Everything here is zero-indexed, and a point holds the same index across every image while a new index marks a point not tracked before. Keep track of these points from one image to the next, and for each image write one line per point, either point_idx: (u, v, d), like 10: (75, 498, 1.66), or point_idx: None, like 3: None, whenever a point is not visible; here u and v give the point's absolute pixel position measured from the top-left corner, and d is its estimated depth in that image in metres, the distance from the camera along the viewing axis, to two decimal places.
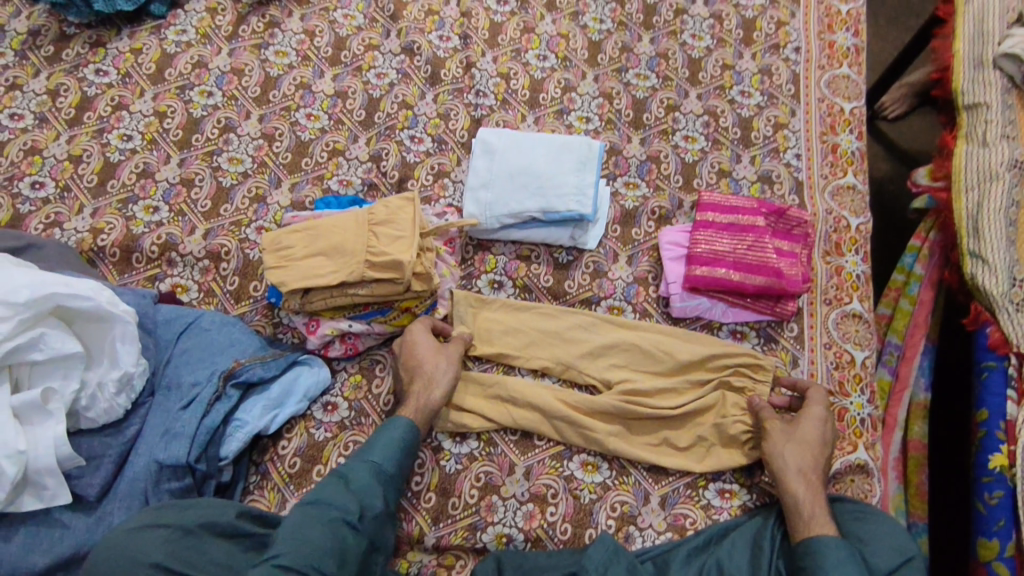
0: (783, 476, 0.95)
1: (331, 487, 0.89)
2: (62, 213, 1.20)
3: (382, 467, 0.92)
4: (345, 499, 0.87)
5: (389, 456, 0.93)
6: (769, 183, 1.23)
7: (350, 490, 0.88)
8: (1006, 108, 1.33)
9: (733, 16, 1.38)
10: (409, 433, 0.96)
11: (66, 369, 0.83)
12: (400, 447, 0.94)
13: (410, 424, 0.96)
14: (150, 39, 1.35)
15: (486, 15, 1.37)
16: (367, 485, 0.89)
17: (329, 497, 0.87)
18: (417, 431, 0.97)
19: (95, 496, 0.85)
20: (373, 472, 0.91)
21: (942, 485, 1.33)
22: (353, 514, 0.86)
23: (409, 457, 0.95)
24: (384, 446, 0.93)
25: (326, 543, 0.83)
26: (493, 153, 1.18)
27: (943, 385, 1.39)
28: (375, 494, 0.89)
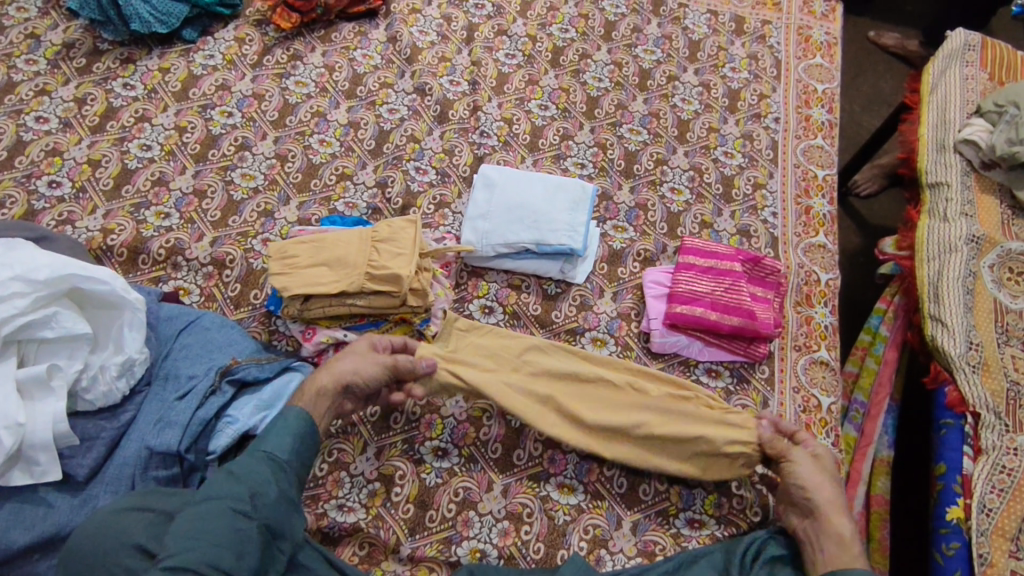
0: (820, 506, 0.97)
1: (220, 479, 0.85)
2: (75, 212, 1.24)
3: (275, 455, 0.89)
4: (236, 490, 0.83)
5: (283, 445, 0.90)
6: (747, 237, 1.32)
7: (240, 481, 0.85)
8: (964, 188, 1.45)
9: (720, 86, 1.51)
10: (303, 423, 0.93)
11: (72, 349, 0.87)
12: (295, 434, 0.92)
13: (303, 413, 0.94)
14: (178, 61, 1.44)
15: (495, 65, 1.49)
16: (258, 474, 0.86)
17: (216, 491, 0.83)
18: (313, 421, 0.94)
19: (83, 477, 0.86)
20: (265, 463, 0.87)
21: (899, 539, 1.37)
22: (245, 503, 0.82)
23: (305, 446, 0.92)
24: (278, 436, 0.90)
25: (217, 530, 0.79)
26: (493, 187, 1.27)
27: (906, 445, 1.44)
28: (270, 485, 0.86)
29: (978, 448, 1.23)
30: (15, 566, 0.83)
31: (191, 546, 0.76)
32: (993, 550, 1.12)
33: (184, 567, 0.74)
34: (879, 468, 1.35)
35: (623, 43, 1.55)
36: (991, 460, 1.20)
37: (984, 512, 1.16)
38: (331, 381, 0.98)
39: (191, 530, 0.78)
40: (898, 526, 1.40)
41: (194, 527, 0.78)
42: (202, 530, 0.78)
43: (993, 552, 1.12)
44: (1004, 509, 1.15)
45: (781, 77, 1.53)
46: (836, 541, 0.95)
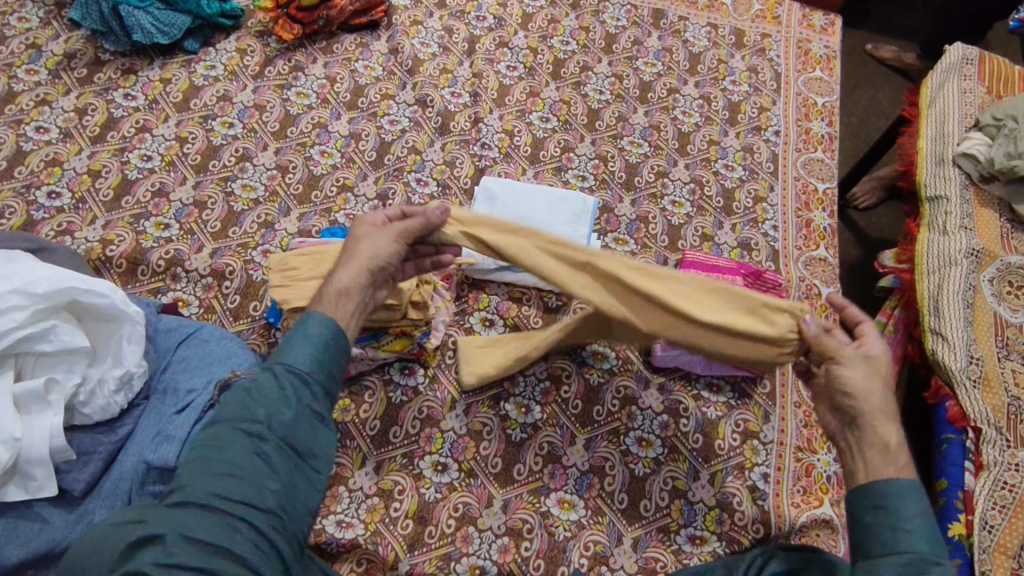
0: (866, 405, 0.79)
1: (234, 400, 0.78)
2: (75, 222, 1.24)
3: (294, 366, 0.80)
4: (252, 409, 0.76)
5: (301, 354, 0.81)
6: (748, 250, 1.32)
7: (256, 398, 0.77)
8: (963, 202, 1.46)
9: (721, 99, 1.51)
10: (323, 329, 0.83)
11: (70, 363, 0.86)
12: (312, 342, 0.82)
13: (322, 318, 0.83)
14: (180, 71, 1.44)
15: (496, 77, 1.49)
16: (274, 391, 0.78)
17: (231, 414, 0.77)
18: (335, 326, 0.84)
19: (80, 492, 0.85)
20: (281, 377, 0.79)
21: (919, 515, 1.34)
22: (259, 424, 0.75)
23: (324, 355, 0.82)
24: (296, 347, 0.81)
25: (229, 458, 0.73)
26: (495, 200, 1.27)
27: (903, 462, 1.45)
28: (288, 400, 0.78)
29: (979, 463, 1.22)
30: None
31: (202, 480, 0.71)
32: (996, 567, 1.11)
33: (196, 504, 0.70)
34: None
35: (624, 55, 1.56)
36: (992, 476, 1.19)
37: (986, 529, 1.15)
38: (351, 275, 0.87)
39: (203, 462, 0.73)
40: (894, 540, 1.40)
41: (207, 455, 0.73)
42: (212, 461, 0.72)
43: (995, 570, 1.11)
44: (1006, 526, 1.15)
45: (781, 90, 1.53)
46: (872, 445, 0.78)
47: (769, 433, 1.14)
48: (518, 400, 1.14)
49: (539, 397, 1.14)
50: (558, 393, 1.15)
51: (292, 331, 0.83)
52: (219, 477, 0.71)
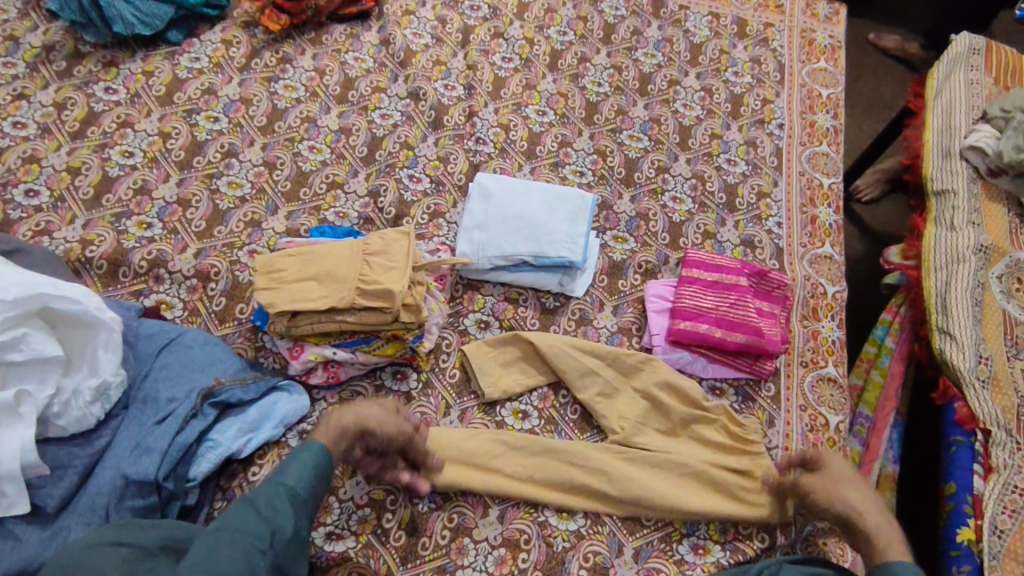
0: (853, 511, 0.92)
1: (234, 512, 0.78)
2: (54, 221, 1.19)
3: (296, 492, 0.83)
4: (256, 524, 0.77)
5: (304, 480, 0.84)
6: (751, 247, 1.28)
7: (261, 516, 0.79)
8: (971, 196, 1.41)
9: (723, 91, 1.46)
10: (324, 458, 0.88)
11: (43, 373, 0.82)
12: (312, 470, 0.86)
13: (323, 448, 0.88)
14: (163, 64, 1.39)
15: (491, 69, 1.44)
16: (281, 512, 0.80)
17: (233, 523, 0.77)
18: (330, 457, 0.89)
19: (54, 508, 0.82)
20: (285, 495, 0.82)
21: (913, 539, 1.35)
22: (265, 540, 0.77)
23: (319, 483, 0.87)
24: (299, 473, 0.85)
25: (235, 568, 0.73)
26: (489, 197, 1.23)
27: (909, 461, 1.41)
28: (290, 522, 0.80)
29: (989, 466, 1.18)
30: None
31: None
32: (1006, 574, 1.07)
33: None
34: (884, 484, 1.30)
35: (623, 46, 1.51)
36: (1002, 479, 1.16)
37: (996, 533, 1.11)
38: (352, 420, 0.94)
39: (207, 566, 0.71)
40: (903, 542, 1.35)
41: (208, 560, 0.72)
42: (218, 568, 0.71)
43: None
44: (1016, 530, 1.11)
45: (785, 81, 1.49)
46: (869, 542, 0.90)
47: (774, 438, 1.10)
48: (515, 405, 1.10)
49: (536, 401, 1.11)
50: (556, 398, 1.12)
51: (292, 455, 0.87)
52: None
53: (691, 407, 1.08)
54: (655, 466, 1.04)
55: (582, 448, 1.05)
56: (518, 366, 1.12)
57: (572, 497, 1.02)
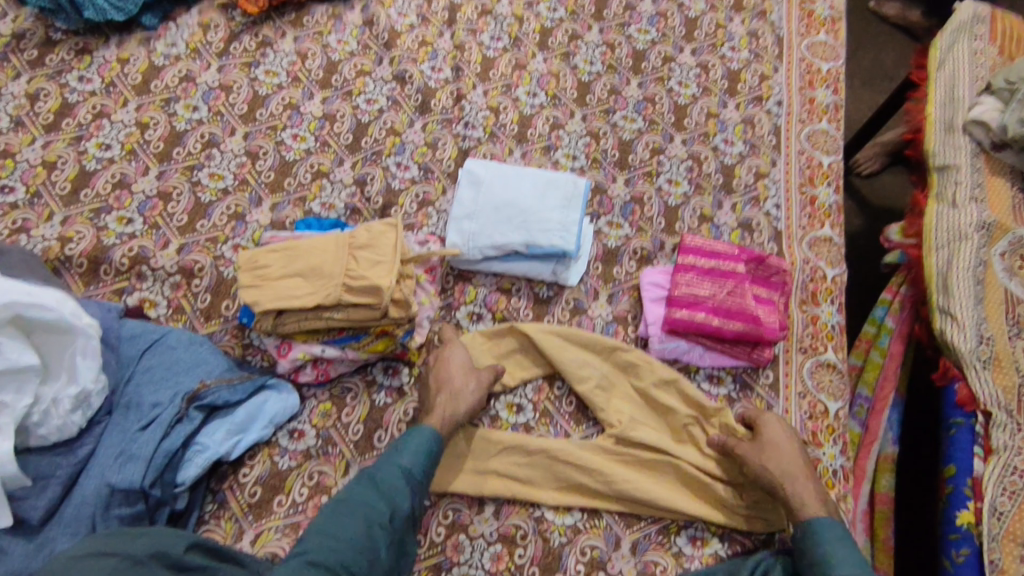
0: (769, 479, 0.96)
1: (361, 487, 0.89)
2: (31, 219, 1.16)
3: (410, 473, 0.91)
4: (376, 500, 0.88)
5: (416, 461, 0.92)
6: (749, 230, 1.25)
7: (379, 493, 0.89)
8: (974, 171, 1.38)
9: (719, 67, 1.42)
10: (434, 441, 0.95)
11: (20, 383, 0.80)
12: (425, 448, 0.94)
13: (434, 430, 0.96)
14: (138, 50, 1.33)
15: (479, 49, 1.39)
16: (396, 490, 0.89)
17: (359, 499, 0.88)
18: (441, 438, 0.96)
19: (38, 520, 0.81)
20: (402, 475, 0.91)
21: (907, 511, 1.35)
22: (383, 515, 0.87)
23: (430, 461, 0.94)
24: (413, 454, 0.93)
25: (352, 538, 0.84)
26: (479, 184, 1.19)
27: (912, 446, 1.39)
28: (405, 501, 0.89)
29: (988, 447, 1.17)
30: None
31: (324, 551, 0.82)
32: (1004, 556, 1.07)
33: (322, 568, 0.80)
34: (884, 465, 1.29)
35: (615, 22, 1.46)
36: (1002, 461, 1.14)
37: (995, 515, 1.10)
38: (467, 409, 0.99)
39: (328, 531, 0.84)
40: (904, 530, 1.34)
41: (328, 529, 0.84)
42: (335, 540, 0.83)
43: (1005, 558, 1.07)
44: (1015, 513, 1.10)
45: (783, 56, 1.44)
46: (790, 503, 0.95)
47: None
48: (509, 399, 1.09)
49: (531, 394, 1.09)
50: (551, 390, 1.10)
51: (407, 436, 0.95)
52: (335, 552, 0.82)
53: (692, 408, 1.07)
54: (652, 465, 1.03)
55: (575, 448, 1.03)
56: (515, 358, 1.10)
57: (567, 495, 1.01)
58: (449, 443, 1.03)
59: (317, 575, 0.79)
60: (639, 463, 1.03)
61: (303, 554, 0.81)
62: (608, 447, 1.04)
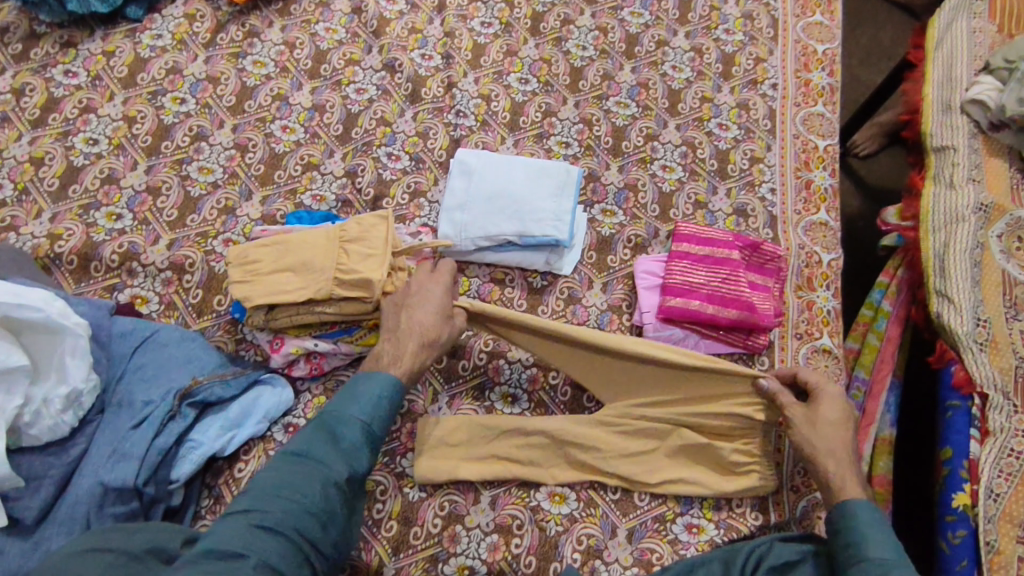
0: (815, 455, 0.94)
1: (315, 445, 0.84)
2: (19, 216, 1.15)
3: (368, 427, 0.88)
4: (331, 458, 0.83)
5: (373, 415, 0.88)
6: (744, 216, 1.24)
7: (336, 449, 0.84)
8: (972, 152, 1.36)
9: (713, 50, 1.40)
10: (393, 395, 0.91)
11: (8, 385, 0.79)
12: (384, 404, 0.90)
13: (394, 381, 0.92)
14: (123, 43, 1.32)
15: (470, 36, 1.37)
16: (354, 446, 0.85)
17: (312, 456, 0.83)
18: (400, 390, 0.92)
19: (32, 520, 0.81)
20: (359, 432, 0.86)
21: (905, 485, 1.36)
22: (340, 476, 0.82)
23: (383, 413, 0.90)
24: (370, 407, 0.89)
25: (310, 496, 0.79)
26: (471, 173, 1.18)
27: (909, 421, 1.40)
28: (361, 457, 0.86)
29: (985, 430, 1.16)
30: None
31: (280, 509, 0.77)
32: (1000, 537, 1.08)
33: (278, 530, 0.75)
34: (882, 448, 1.29)
35: (608, 5, 1.43)
36: (998, 443, 1.14)
37: (991, 497, 1.10)
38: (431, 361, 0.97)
39: (283, 493, 0.78)
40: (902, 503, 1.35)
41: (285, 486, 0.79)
42: (292, 496, 0.78)
43: (1001, 540, 1.07)
44: (1011, 494, 1.10)
45: (778, 38, 1.42)
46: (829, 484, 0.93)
47: None
48: (504, 389, 1.08)
49: (525, 384, 1.09)
50: (546, 379, 1.09)
51: (362, 388, 0.90)
52: (293, 509, 0.77)
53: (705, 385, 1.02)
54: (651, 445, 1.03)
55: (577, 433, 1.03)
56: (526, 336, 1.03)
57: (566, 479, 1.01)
58: (453, 429, 1.03)
59: (277, 539, 0.75)
60: (648, 442, 1.03)
61: (256, 513, 0.76)
62: (613, 426, 1.03)
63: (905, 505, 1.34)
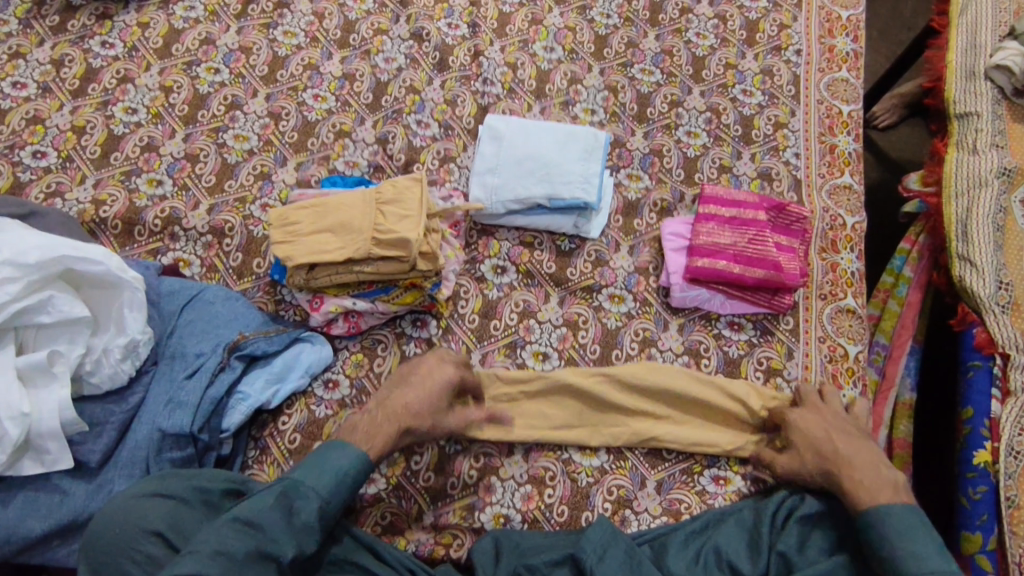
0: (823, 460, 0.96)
1: (268, 506, 0.80)
2: (64, 182, 1.19)
3: (326, 503, 0.84)
4: (282, 529, 0.80)
5: (335, 491, 0.85)
6: (768, 180, 1.26)
7: (290, 523, 0.80)
8: (995, 118, 1.36)
9: (737, 17, 1.40)
10: (359, 469, 0.88)
11: (72, 334, 0.86)
12: (346, 480, 0.87)
13: (362, 456, 0.89)
14: (157, 14, 1.34)
15: (495, 5, 1.39)
16: (309, 522, 0.81)
17: (263, 518, 0.79)
18: (366, 467, 0.89)
19: (96, 463, 0.87)
20: (316, 505, 0.83)
21: (925, 457, 1.38)
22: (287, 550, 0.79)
23: (345, 489, 0.87)
24: (336, 484, 0.86)
25: (252, 565, 0.76)
26: (501, 139, 1.20)
27: (931, 411, 1.41)
28: (313, 537, 0.82)
29: (1007, 390, 1.17)
30: (37, 552, 0.86)
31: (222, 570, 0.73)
32: (1020, 492, 1.09)
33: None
34: (901, 412, 1.31)
35: None
36: (1019, 402, 1.15)
37: (1012, 455, 1.11)
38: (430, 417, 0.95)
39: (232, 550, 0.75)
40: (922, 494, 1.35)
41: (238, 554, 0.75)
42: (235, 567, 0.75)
43: (1019, 495, 1.09)
44: None
45: (802, 5, 1.42)
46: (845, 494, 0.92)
47: (793, 370, 1.11)
48: (535, 347, 1.11)
49: (556, 342, 1.11)
50: (575, 338, 1.12)
51: (331, 457, 0.87)
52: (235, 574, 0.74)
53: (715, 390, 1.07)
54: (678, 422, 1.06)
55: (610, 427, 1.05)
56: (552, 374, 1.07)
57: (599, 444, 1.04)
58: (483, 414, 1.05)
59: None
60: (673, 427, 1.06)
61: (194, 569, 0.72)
62: (642, 416, 1.06)
63: (926, 496, 1.34)
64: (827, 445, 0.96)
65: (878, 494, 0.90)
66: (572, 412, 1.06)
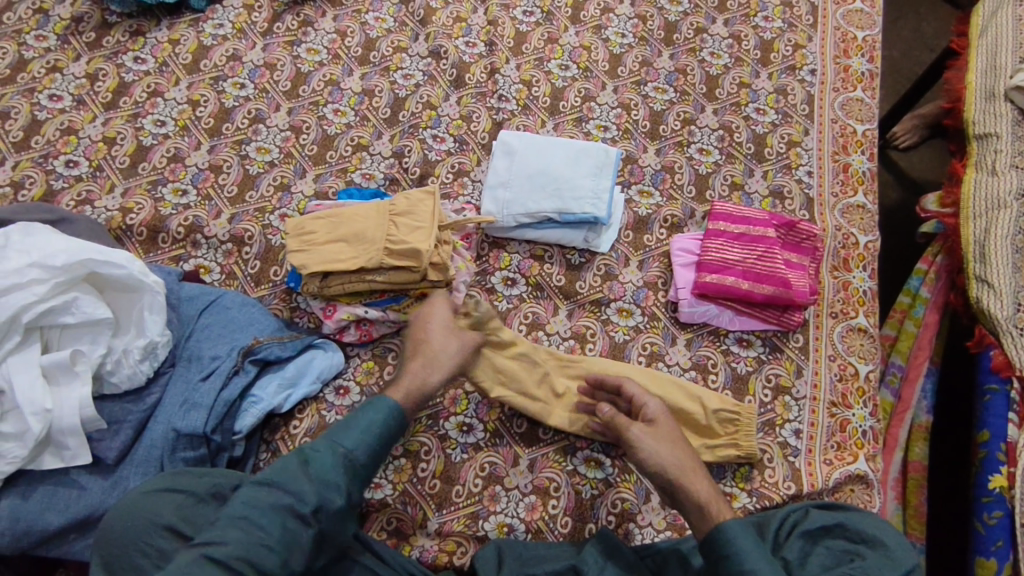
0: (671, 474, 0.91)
1: (292, 467, 0.83)
2: (94, 191, 1.24)
3: (350, 454, 0.86)
4: (303, 485, 0.82)
5: (360, 443, 0.87)
6: (780, 198, 1.26)
7: (308, 475, 0.83)
8: (1016, 139, 1.34)
9: (752, 37, 1.42)
10: (390, 420, 0.90)
11: (94, 335, 0.90)
12: (374, 431, 0.88)
13: (392, 408, 0.90)
14: (188, 31, 1.40)
15: (512, 24, 1.42)
16: (327, 472, 0.83)
17: (286, 478, 0.82)
18: (398, 418, 0.91)
19: (113, 460, 0.90)
20: (341, 459, 0.85)
21: (942, 467, 1.37)
22: (307, 504, 0.81)
23: (376, 443, 0.88)
24: (360, 430, 0.87)
25: (268, 526, 0.78)
26: (513, 154, 1.23)
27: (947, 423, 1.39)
28: (339, 490, 0.83)
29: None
30: (53, 545, 0.89)
31: (238, 540, 0.76)
32: None
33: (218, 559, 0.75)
34: (917, 434, 1.29)
35: None
36: None
37: None
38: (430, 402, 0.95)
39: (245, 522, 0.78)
40: (937, 504, 1.35)
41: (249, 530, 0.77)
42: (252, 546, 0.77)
43: None
44: None
45: (818, 25, 1.43)
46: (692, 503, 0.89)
47: (802, 388, 1.11)
48: None
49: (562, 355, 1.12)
50: (583, 350, 1.13)
51: (358, 413, 0.90)
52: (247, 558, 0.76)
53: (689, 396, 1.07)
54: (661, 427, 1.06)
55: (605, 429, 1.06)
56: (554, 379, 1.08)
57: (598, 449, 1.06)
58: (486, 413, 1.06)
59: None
60: None
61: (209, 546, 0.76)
62: None
63: (941, 505, 1.34)
64: (652, 453, 0.92)
65: (716, 510, 0.87)
66: (570, 413, 1.06)
